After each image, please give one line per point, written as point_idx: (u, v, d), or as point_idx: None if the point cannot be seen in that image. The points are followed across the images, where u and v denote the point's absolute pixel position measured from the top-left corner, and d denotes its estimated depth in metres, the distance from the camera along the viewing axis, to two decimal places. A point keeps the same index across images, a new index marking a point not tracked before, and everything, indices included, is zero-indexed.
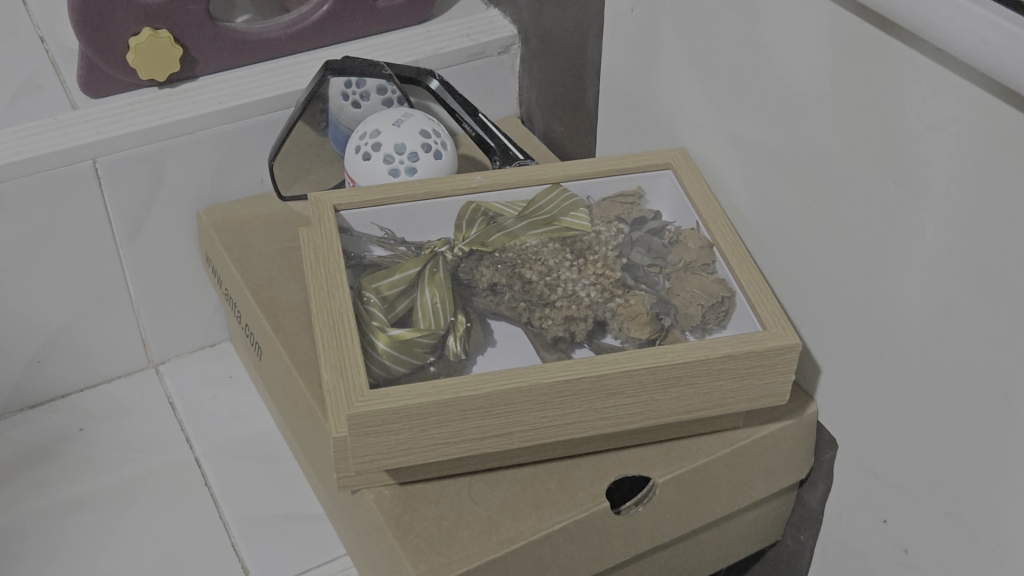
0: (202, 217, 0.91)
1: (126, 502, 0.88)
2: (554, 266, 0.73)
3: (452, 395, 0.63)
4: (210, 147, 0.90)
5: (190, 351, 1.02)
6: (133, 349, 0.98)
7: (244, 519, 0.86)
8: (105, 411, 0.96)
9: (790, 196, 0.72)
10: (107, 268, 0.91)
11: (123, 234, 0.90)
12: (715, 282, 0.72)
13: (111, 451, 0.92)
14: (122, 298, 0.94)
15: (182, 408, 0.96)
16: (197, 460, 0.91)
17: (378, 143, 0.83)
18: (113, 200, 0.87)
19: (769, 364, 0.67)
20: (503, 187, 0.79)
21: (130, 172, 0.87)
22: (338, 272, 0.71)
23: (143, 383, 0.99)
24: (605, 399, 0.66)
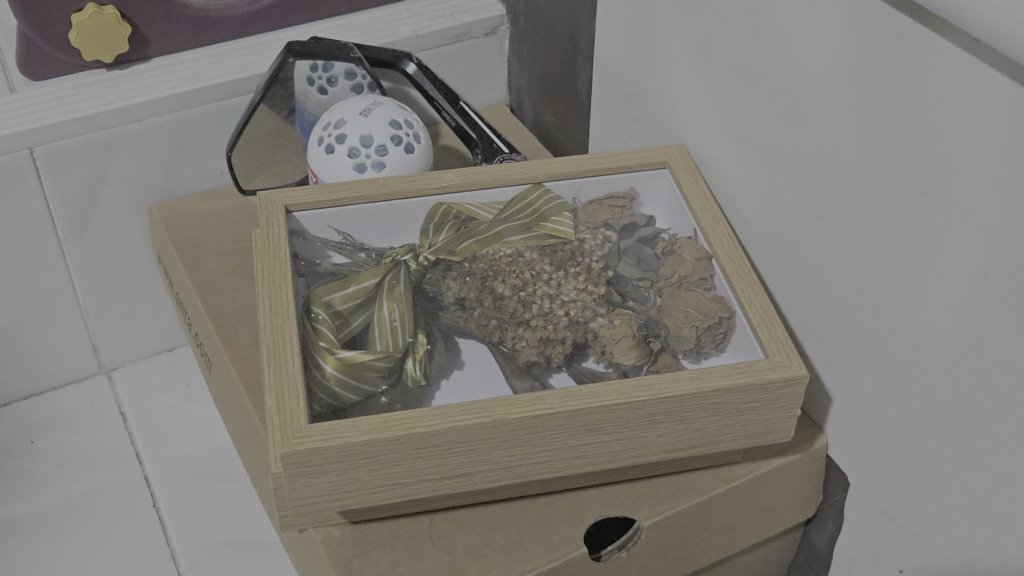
0: (153, 213, 0.83)
1: (64, 523, 0.79)
2: (530, 279, 0.64)
3: (403, 432, 0.54)
4: (162, 136, 0.82)
5: (145, 356, 0.94)
6: (82, 354, 0.90)
7: (192, 546, 0.78)
8: (48, 421, 0.88)
9: (800, 204, 0.64)
10: (50, 267, 0.83)
11: (66, 230, 0.82)
12: (712, 300, 0.63)
13: (52, 465, 0.84)
14: (68, 300, 0.86)
15: (132, 419, 0.88)
16: (146, 478, 0.83)
17: (343, 134, 0.75)
18: (54, 194, 0.79)
19: (771, 398, 0.58)
20: (477, 186, 0.70)
21: (72, 163, 0.79)
22: (284, 284, 0.63)
23: (92, 391, 0.91)
24: (582, 436, 0.57)
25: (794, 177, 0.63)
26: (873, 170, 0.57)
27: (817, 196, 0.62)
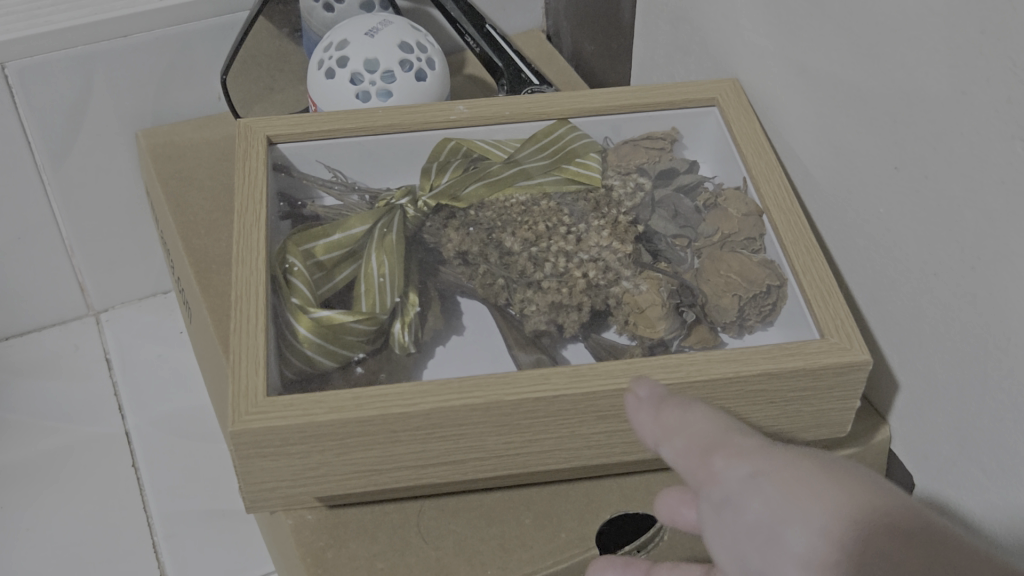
0: (140, 141, 0.75)
1: (35, 482, 0.74)
2: (545, 232, 0.55)
3: (377, 412, 0.45)
4: (152, 54, 0.72)
5: (138, 298, 0.88)
6: (68, 294, 0.84)
7: (172, 512, 0.74)
8: (28, 367, 0.82)
9: (874, 154, 0.53)
10: (28, 201, 0.75)
11: (46, 157, 0.73)
12: (759, 265, 0.53)
13: (29, 416, 0.78)
14: (52, 234, 0.79)
15: (118, 366, 0.83)
16: (127, 434, 0.78)
17: (345, 57, 0.65)
18: (31, 118, 0.71)
19: (825, 387, 0.48)
20: (492, 121, 0.60)
21: (51, 82, 0.70)
22: (255, 228, 0.53)
23: (78, 334, 0.85)
24: (593, 423, 0.48)
25: (867, 120, 0.52)
26: (966, 114, 0.46)
27: (893, 143, 0.51)
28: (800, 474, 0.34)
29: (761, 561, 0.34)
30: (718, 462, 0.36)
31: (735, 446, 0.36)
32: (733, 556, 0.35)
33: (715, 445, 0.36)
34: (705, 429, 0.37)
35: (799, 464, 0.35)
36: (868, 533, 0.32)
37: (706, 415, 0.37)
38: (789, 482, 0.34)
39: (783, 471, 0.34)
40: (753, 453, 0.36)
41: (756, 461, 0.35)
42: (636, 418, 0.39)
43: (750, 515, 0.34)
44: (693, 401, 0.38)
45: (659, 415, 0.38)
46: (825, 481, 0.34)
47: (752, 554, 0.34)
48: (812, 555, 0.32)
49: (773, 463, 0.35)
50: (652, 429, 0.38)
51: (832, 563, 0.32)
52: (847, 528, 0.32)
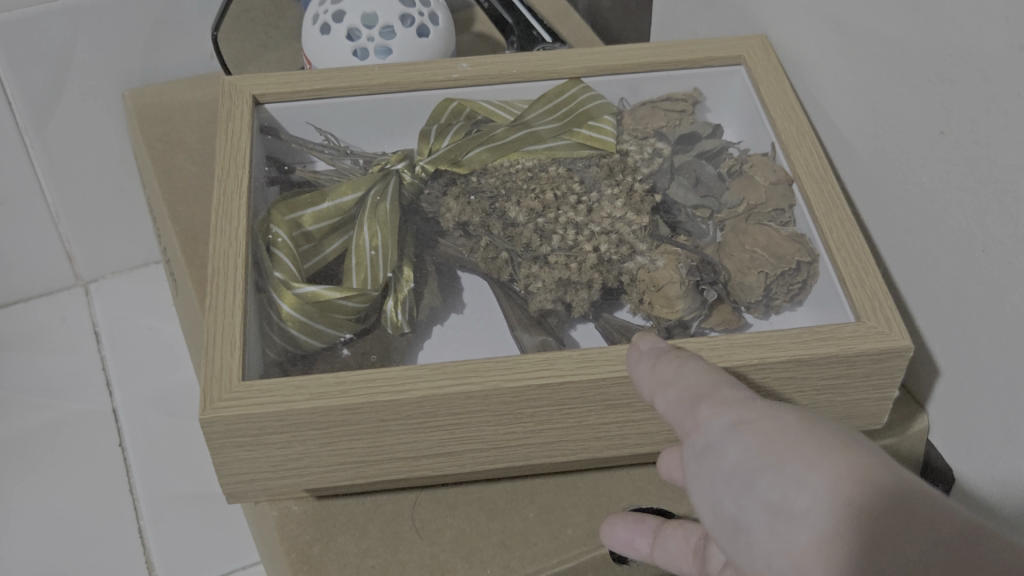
0: (126, 101, 0.70)
1: (20, 462, 0.72)
2: (553, 201, 0.50)
3: (364, 399, 0.41)
4: (138, 8, 0.68)
5: (129, 269, 0.86)
6: (56, 263, 0.82)
7: (158, 497, 0.71)
8: (12, 339, 0.79)
9: (917, 117, 0.48)
10: (11, 164, 0.72)
11: (29, 117, 0.69)
12: (788, 239, 0.48)
13: (14, 390, 0.76)
14: (37, 201, 0.76)
15: (107, 340, 0.81)
16: (115, 410, 0.76)
17: (341, 12, 0.60)
18: (12, 79, 0.66)
19: (860, 374, 0.44)
20: (497, 80, 0.55)
21: (32, 38, 0.65)
22: (236, 196, 0.48)
23: (66, 303, 0.83)
24: (602, 413, 0.44)
25: (912, 80, 0.47)
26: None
27: (938, 104, 0.46)
28: (778, 427, 0.37)
29: (738, 503, 0.37)
30: (705, 413, 0.39)
31: (721, 396, 0.39)
32: (713, 497, 0.38)
33: (701, 396, 0.39)
34: (695, 380, 0.40)
35: (778, 416, 0.38)
36: (839, 483, 0.34)
37: (700, 368, 0.41)
38: (767, 434, 0.37)
39: (763, 424, 0.37)
40: (737, 404, 0.39)
41: (738, 411, 0.38)
42: (635, 370, 0.41)
43: (730, 461, 0.37)
44: (688, 353, 0.42)
45: (656, 367, 0.41)
46: (804, 436, 0.36)
47: (728, 498, 0.37)
48: (783, 499, 0.35)
49: (755, 414, 0.38)
50: (645, 385, 0.41)
51: (801, 509, 0.35)
52: (822, 477, 0.35)
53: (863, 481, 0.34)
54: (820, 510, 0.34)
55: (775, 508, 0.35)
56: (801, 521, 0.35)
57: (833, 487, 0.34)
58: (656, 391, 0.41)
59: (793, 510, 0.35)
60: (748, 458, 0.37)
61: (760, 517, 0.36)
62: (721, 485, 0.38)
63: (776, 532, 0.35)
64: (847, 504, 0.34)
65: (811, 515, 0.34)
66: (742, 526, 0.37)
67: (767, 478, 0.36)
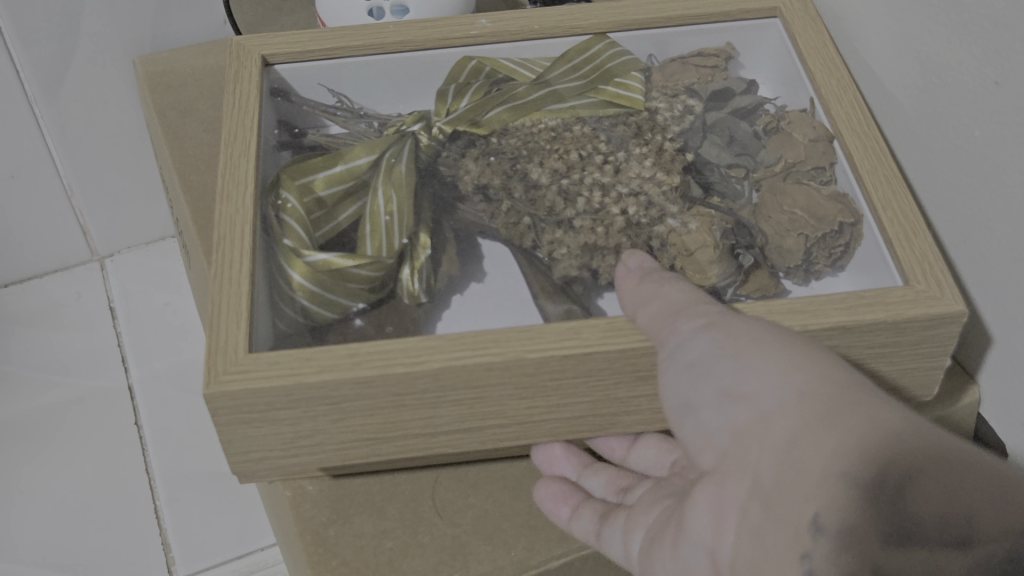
0: (137, 69, 0.67)
1: (30, 441, 0.71)
2: (578, 161, 0.47)
3: (377, 372, 0.39)
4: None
5: (146, 243, 0.84)
6: (71, 238, 0.80)
7: (175, 475, 0.70)
8: (27, 317, 0.78)
9: (968, 67, 0.45)
10: (23, 137, 0.70)
11: (37, 89, 0.67)
12: (829, 199, 0.45)
13: (28, 368, 0.75)
14: (49, 174, 0.74)
15: (125, 324, 0.79)
16: (130, 388, 0.75)
17: None
18: (21, 50, 0.64)
19: (909, 342, 0.41)
20: (519, 36, 0.52)
21: (40, 5, 0.62)
22: (244, 159, 0.46)
23: (82, 280, 0.82)
24: (632, 386, 0.41)
25: (965, 26, 0.44)
26: None
27: (992, 51, 0.43)
28: (743, 330, 0.38)
29: (694, 391, 0.38)
30: (682, 322, 0.38)
31: (698, 304, 0.39)
32: (671, 384, 0.39)
33: (680, 308, 0.39)
34: (675, 295, 0.39)
35: (745, 324, 0.38)
36: (791, 374, 0.35)
37: (682, 288, 0.40)
38: (732, 333, 0.38)
39: (730, 326, 0.38)
40: (712, 316, 0.39)
41: (710, 319, 0.38)
42: (623, 285, 0.42)
43: (693, 354, 0.38)
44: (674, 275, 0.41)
45: (641, 284, 0.41)
46: (764, 332, 0.37)
47: (685, 385, 0.38)
48: (737, 383, 0.36)
49: (726, 324, 0.38)
50: (628, 304, 0.40)
51: (751, 393, 0.36)
52: (774, 367, 0.36)
53: (814, 373, 0.35)
54: (768, 393, 0.35)
55: (727, 393, 0.37)
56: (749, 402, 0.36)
57: (783, 374, 0.35)
58: (637, 308, 0.40)
59: (742, 394, 0.36)
60: (711, 351, 0.37)
61: (711, 399, 0.37)
62: (680, 376, 0.38)
63: (722, 414, 0.37)
64: (796, 389, 0.35)
65: (759, 398, 0.35)
66: (692, 408, 0.38)
67: (723, 368, 0.37)
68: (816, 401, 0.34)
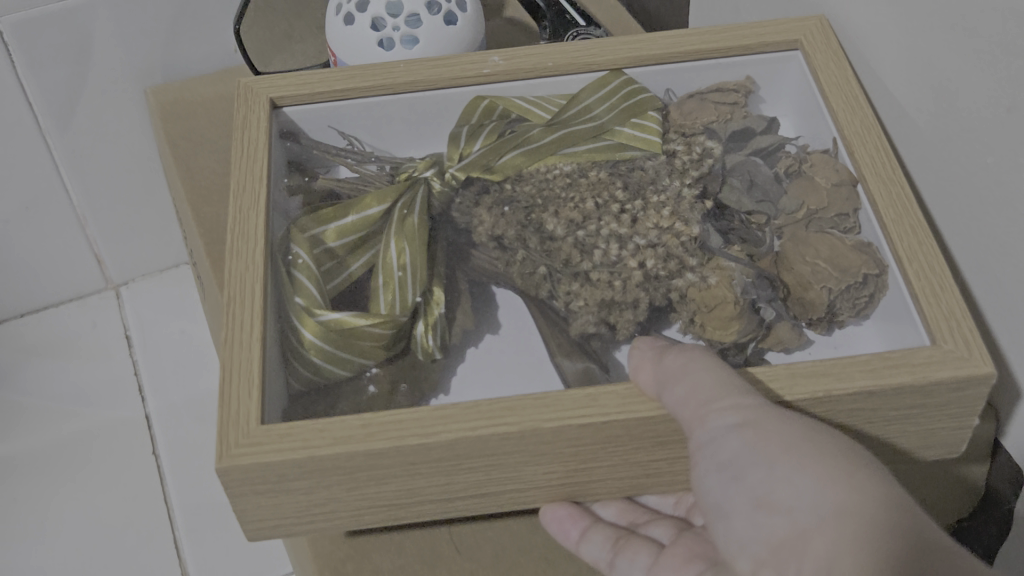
0: (149, 98, 0.67)
1: (52, 473, 0.74)
2: (594, 210, 0.46)
3: (391, 444, 0.38)
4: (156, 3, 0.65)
5: (160, 270, 0.87)
6: (85, 267, 0.83)
7: (192, 504, 0.73)
8: (47, 346, 0.82)
9: (978, 92, 0.43)
10: (36, 168, 0.71)
11: (51, 121, 0.68)
12: (853, 249, 0.44)
13: (48, 398, 0.78)
14: (63, 204, 0.76)
15: (140, 345, 0.83)
16: (148, 417, 0.78)
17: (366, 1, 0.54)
18: (33, 82, 0.65)
19: (936, 405, 0.40)
20: (532, 74, 0.51)
21: (50, 37, 0.63)
22: (253, 212, 0.45)
23: (99, 308, 0.85)
24: (651, 450, 0.40)
25: (975, 54, 0.43)
26: None
27: (1002, 77, 0.42)
28: (778, 428, 0.35)
29: (725, 493, 0.36)
30: (713, 415, 0.35)
31: (732, 390, 0.36)
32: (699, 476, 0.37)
33: (712, 396, 0.36)
34: (704, 379, 0.36)
35: (780, 418, 0.35)
36: (830, 490, 0.34)
37: (708, 366, 0.37)
38: (767, 432, 0.35)
39: (766, 426, 0.35)
40: (745, 404, 0.36)
41: (743, 411, 0.35)
42: (639, 362, 0.38)
43: (726, 455, 0.35)
44: (691, 347, 0.38)
45: (661, 363, 0.37)
46: (798, 433, 0.35)
47: (714, 484, 0.36)
48: (772, 492, 0.35)
49: (758, 415, 0.35)
50: (650, 381, 0.37)
51: (789, 507, 0.34)
52: (811, 481, 0.34)
53: (854, 489, 0.34)
54: (808, 511, 0.34)
55: (760, 501, 0.35)
56: (786, 516, 0.34)
57: (822, 490, 0.34)
58: (665, 386, 0.37)
59: (779, 504, 0.34)
60: (744, 453, 0.35)
61: (744, 505, 0.35)
62: (709, 469, 0.36)
63: (753, 523, 0.35)
64: (835, 507, 0.34)
65: (800, 513, 0.34)
66: (721, 509, 0.36)
67: (759, 475, 0.35)
68: (861, 525, 0.33)
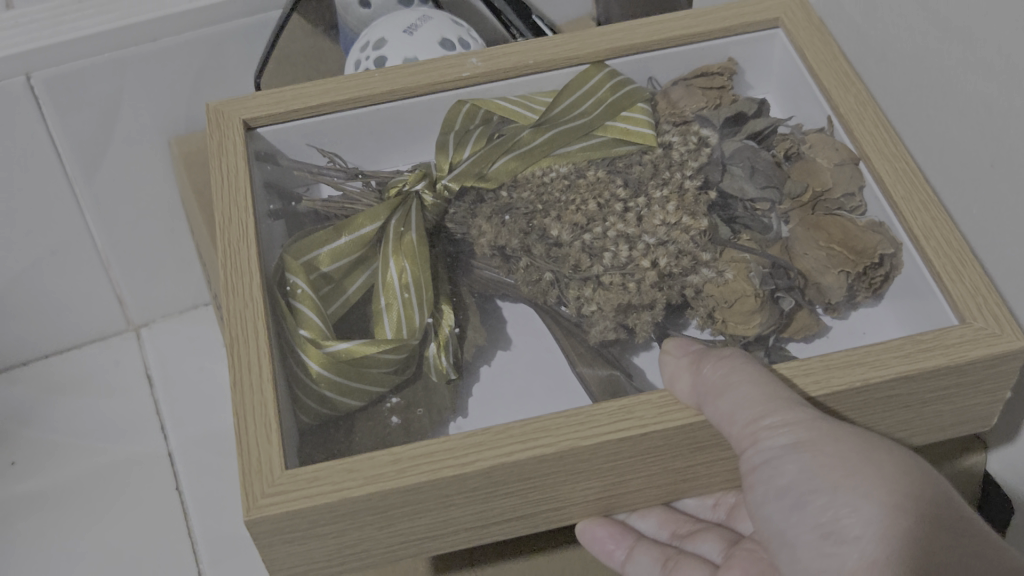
0: (172, 149, 0.67)
1: (89, 507, 0.72)
2: (598, 211, 0.44)
3: (426, 479, 0.36)
4: (184, 53, 0.63)
5: (179, 310, 0.83)
6: (109, 309, 0.80)
7: (216, 537, 0.71)
8: (74, 381, 0.79)
9: (966, 147, 0.47)
10: (59, 213, 0.69)
11: (79, 168, 0.67)
12: (866, 230, 0.43)
13: (74, 435, 0.76)
14: (86, 248, 0.73)
15: (162, 384, 0.79)
16: (171, 454, 0.76)
17: (382, 61, 0.52)
18: (59, 126, 0.63)
19: (971, 382, 0.39)
20: (511, 74, 0.49)
21: (74, 90, 0.61)
22: (245, 246, 0.43)
23: (121, 348, 0.81)
24: (688, 456, 0.39)
25: (956, 116, 0.47)
26: None
27: (989, 136, 0.45)
28: (838, 449, 0.37)
29: (786, 518, 0.39)
30: (766, 434, 0.37)
31: (780, 403, 0.37)
32: (760, 498, 0.40)
33: (763, 411, 0.37)
34: (752, 392, 0.37)
35: (839, 440, 0.37)
36: (892, 515, 0.37)
37: (749, 374, 0.38)
38: (828, 454, 0.37)
39: (824, 448, 0.37)
40: (796, 412, 0.37)
41: (798, 431, 0.37)
42: (674, 372, 0.39)
43: (784, 480, 0.38)
44: (726, 352, 0.39)
45: (700, 374, 0.38)
46: (854, 450, 0.37)
47: (776, 509, 0.39)
48: (836, 521, 0.38)
49: (815, 433, 0.37)
50: (689, 394, 0.38)
51: (856, 535, 0.37)
52: (876, 509, 0.37)
53: (912, 512, 0.37)
54: (872, 539, 0.37)
55: (826, 530, 0.38)
56: (853, 545, 0.37)
57: (884, 516, 0.37)
58: (707, 400, 0.37)
59: (845, 534, 0.38)
60: (803, 476, 0.38)
61: (812, 534, 0.38)
62: (771, 497, 0.39)
63: (822, 553, 0.38)
64: (898, 534, 0.37)
65: (864, 539, 0.37)
66: (788, 538, 0.39)
67: (822, 501, 0.38)
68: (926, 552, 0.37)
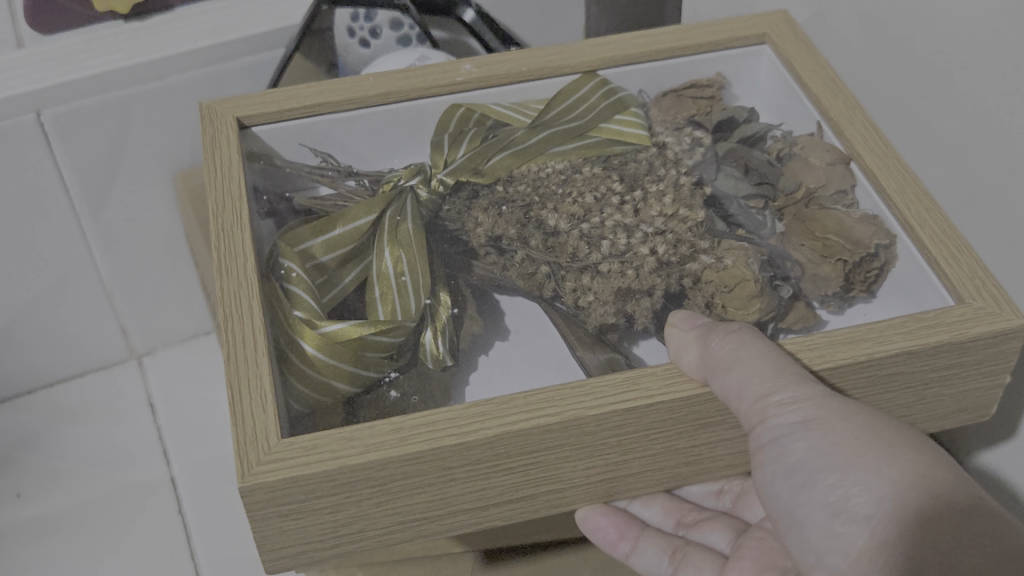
0: (178, 184, 0.67)
1: (97, 529, 0.71)
2: (594, 204, 0.44)
3: (427, 447, 0.35)
4: (187, 93, 0.63)
5: (181, 340, 0.83)
6: (112, 339, 0.79)
7: (223, 561, 0.70)
8: (75, 409, 0.78)
9: (938, 184, 0.48)
10: (66, 248, 0.69)
11: (84, 203, 0.67)
12: (861, 222, 0.43)
13: (83, 462, 0.75)
14: (93, 279, 0.73)
15: (163, 410, 0.79)
16: (175, 480, 0.75)
17: None
18: (67, 157, 0.63)
19: (972, 362, 0.39)
20: (505, 80, 0.50)
21: (85, 129, 0.62)
22: (239, 229, 0.42)
23: (124, 378, 0.81)
24: (693, 434, 0.39)
25: (927, 152, 0.48)
26: None
27: (962, 172, 0.46)
28: (848, 427, 0.37)
29: (795, 497, 0.38)
30: (773, 411, 0.37)
31: (789, 378, 0.36)
32: (769, 478, 0.39)
33: (772, 384, 0.36)
34: (760, 365, 0.37)
35: (849, 417, 0.37)
36: (904, 494, 0.36)
37: (756, 348, 0.37)
38: (837, 431, 0.37)
39: (834, 425, 0.37)
40: (805, 385, 0.37)
41: (807, 407, 0.36)
42: (681, 347, 0.38)
43: (794, 457, 0.38)
44: (732, 328, 0.39)
45: (707, 348, 0.37)
46: (865, 427, 0.37)
47: (785, 488, 0.39)
48: (846, 500, 0.37)
49: (823, 408, 0.36)
50: (697, 366, 0.37)
51: (866, 513, 0.37)
52: (888, 487, 0.36)
53: (925, 491, 0.36)
54: (882, 518, 0.36)
55: (836, 508, 0.37)
56: (862, 524, 0.37)
57: (895, 494, 0.36)
58: (714, 373, 0.37)
59: (854, 513, 0.37)
60: (813, 453, 0.37)
61: (821, 513, 0.38)
62: (780, 476, 0.39)
63: (830, 532, 0.38)
64: (910, 513, 0.36)
65: (874, 518, 0.37)
66: (796, 517, 0.39)
67: (832, 479, 0.37)
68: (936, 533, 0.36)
